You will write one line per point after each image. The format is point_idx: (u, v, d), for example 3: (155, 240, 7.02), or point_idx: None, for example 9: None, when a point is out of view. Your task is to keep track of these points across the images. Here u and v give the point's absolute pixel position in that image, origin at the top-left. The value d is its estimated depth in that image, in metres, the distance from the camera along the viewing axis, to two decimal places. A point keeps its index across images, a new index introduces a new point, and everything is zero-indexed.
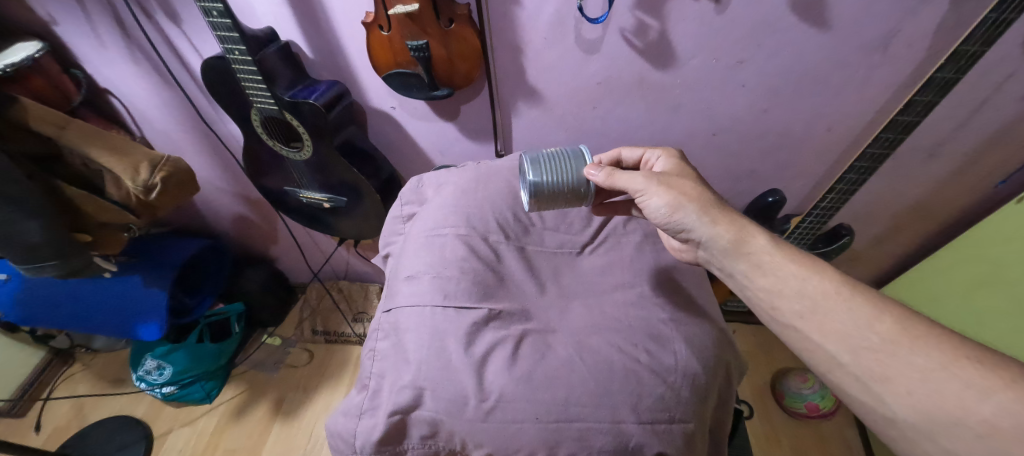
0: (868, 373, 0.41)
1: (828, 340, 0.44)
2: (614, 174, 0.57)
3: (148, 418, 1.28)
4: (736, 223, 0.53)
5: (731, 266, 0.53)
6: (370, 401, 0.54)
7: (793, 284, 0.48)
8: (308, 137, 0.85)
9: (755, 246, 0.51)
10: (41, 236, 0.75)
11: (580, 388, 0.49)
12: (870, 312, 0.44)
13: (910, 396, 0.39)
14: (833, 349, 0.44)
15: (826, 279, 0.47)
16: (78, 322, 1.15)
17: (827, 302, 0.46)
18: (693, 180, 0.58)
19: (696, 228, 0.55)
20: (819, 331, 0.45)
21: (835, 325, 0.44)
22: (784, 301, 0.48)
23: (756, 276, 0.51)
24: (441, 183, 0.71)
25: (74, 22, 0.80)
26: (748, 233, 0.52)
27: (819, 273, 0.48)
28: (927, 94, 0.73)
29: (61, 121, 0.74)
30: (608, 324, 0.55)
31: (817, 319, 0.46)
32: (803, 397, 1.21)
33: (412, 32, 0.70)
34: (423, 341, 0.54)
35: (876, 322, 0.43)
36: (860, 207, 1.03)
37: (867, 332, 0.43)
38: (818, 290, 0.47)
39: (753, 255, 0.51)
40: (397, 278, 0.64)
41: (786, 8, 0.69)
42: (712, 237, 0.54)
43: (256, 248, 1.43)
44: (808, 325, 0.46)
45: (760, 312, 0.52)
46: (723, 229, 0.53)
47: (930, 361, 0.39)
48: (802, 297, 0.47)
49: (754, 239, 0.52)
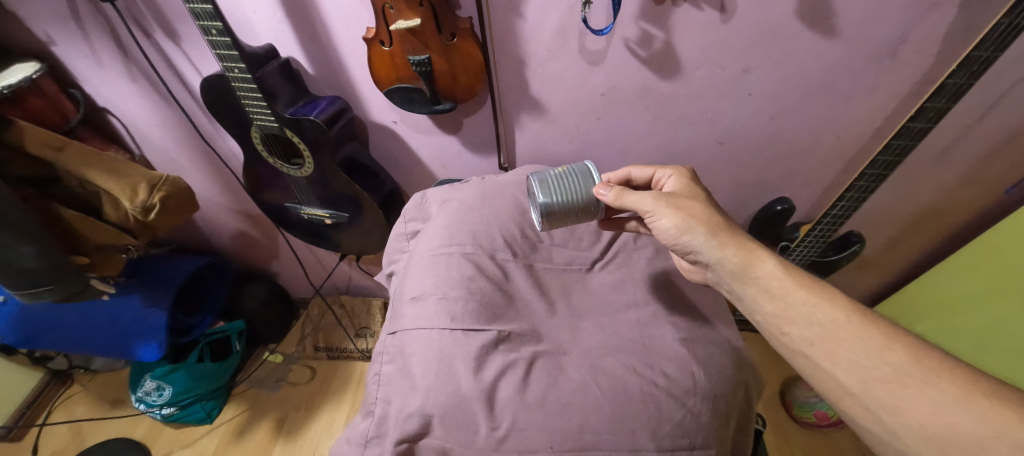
0: (880, 404, 0.40)
1: (839, 369, 0.43)
2: (622, 195, 0.55)
3: (148, 440, 1.26)
4: (744, 245, 0.51)
5: (739, 290, 0.51)
6: (375, 429, 0.52)
7: (801, 310, 0.46)
8: (309, 153, 0.84)
9: (763, 270, 0.49)
10: (38, 261, 0.73)
11: (596, 415, 0.46)
12: (881, 340, 0.42)
13: (923, 430, 0.38)
14: (844, 379, 0.42)
15: (835, 305, 0.45)
16: (77, 343, 1.13)
17: (836, 329, 0.44)
18: (702, 201, 0.55)
19: (703, 251, 0.53)
20: (829, 359, 0.44)
21: (846, 354, 0.43)
22: (794, 327, 0.46)
23: (765, 301, 0.49)
24: (446, 199, 0.70)
25: (72, 41, 0.79)
26: (757, 256, 0.50)
27: (829, 298, 0.46)
28: (939, 101, 0.71)
29: (58, 143, 0.72)
30: (622, 344, 0.53)
31: (827, 347, 0.44)
32: (811, 406, 1.18)
33: (414, 47, 0.69)
34: (431, 366, 0.52)
35: (888, 352, 0.41)
36: (869, 214, 1.01)
37: (877, 362, 0.41)
38: (827, 317, 0.45)
39: (761, 279, 0.49)
40: (402, 299, 0.62)
41: (792, 16, 0.68)
42: (720, 260, 0.52)
43: (257, 264, 1.41)
44: (816, 352, 0.44)
45: (770, 337, 0.50)
46: (730, 252, 0.51)
47: (943, 395, 0.38)
48: (812, 324, 0.45)
49: (762, 263, 0.50)
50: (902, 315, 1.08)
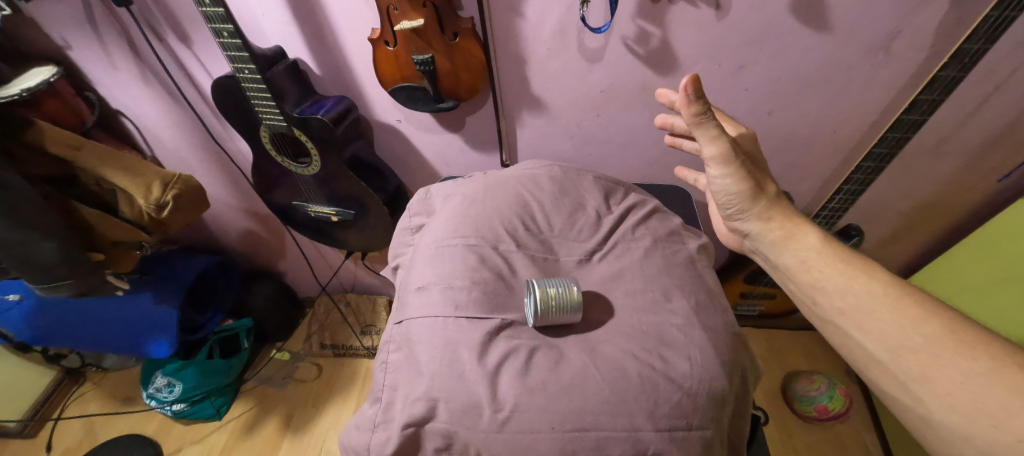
0: (906, 372, 0.43)
1: (869, 337, 0.46)
2: (702, 127, 0.49)
3: (159, 436, 1.29)
4: (789, 219, 0.55)
5: (776, 259, 0.55)
6: (383, 414, 0.55)
7: (838, 281, 0.49)
8: (316, 152, 0.86)
9: (805, 243, 0.53)
10: (57, 256, 0.75)
11: (595, 397, 0.48)
12: (916, 313, 0.45)
13: (948, 396, 0.40)
14: (873, 347, 0.46)
15: (872, 278, 0.48)
16: (90, 340, 1.16)
17: (870, 300, 0.47)
18: (759, 165, 0.57)
19: (750, 220, 0.57)
20: (859, 327, 0.47)
21: (878, 324, 0.46)
22: (826, 297, 0.50)
23: (800, 272, 0.53)
24: (449, 194, 0.73)
25: (88, 46, 0.82)
26: (799, 230, 0.54)
27: (866, 272, 0.49)
28: (931, 93, 0.74)
29: (75, 142, 0.75)
30: (621, 330, 0.55)
31: (858, 317, 0.47)
32: (811, 400, 1.22)
33: (417, 47, 0.71)
34: (436, 352, 0.54)
35: (922, 324, 0.44)
36: (868, 207, 1.03)
37: (910, 332, 0.44)
38: (862, 289, 0.48)
39: (800, 251, 0.53)
40: (407, 290, 0.64)
41: (787, 11, 0.70)
42: (762, 231, 0.56)
43: (264, 263, 1.44)
44: (847, 321, 0.48)
45: (804, 306, 0.54)
46: (775, 224, 0.55)
47: (975, 366, 0.40)
48: (846, 294, 0.48)
49: (805, 236, 0.53)
50: None
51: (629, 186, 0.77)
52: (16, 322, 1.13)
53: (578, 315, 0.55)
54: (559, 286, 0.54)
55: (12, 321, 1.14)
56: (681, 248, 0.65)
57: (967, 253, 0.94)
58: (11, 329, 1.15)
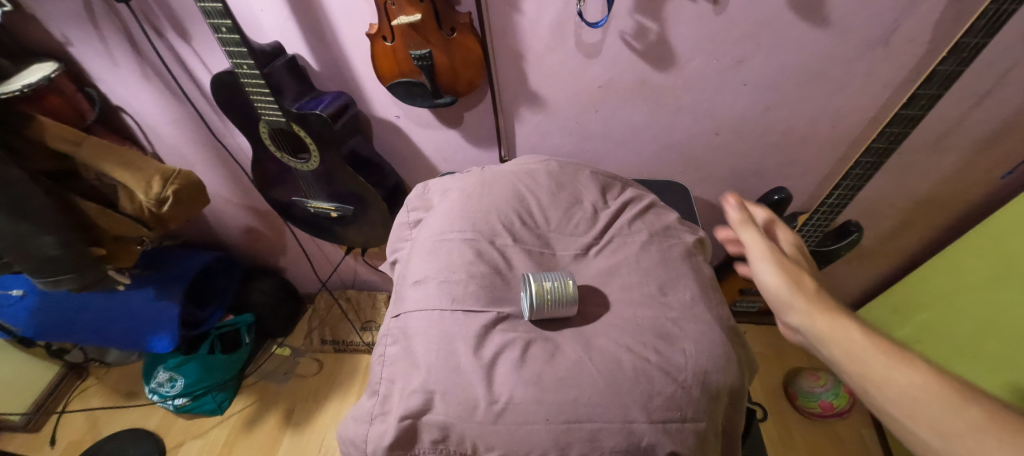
0: None
1: (918, 426, 0.40)
2: (744, 227, 0.57)
3: (161, 430, 1.30)
4: (833, 312, 0.48)
5: (826, 354, 0.48)
6: (381, 406, 0.55)
7: (880, 370, 0.43)
8: (315, 148, 0.87)
9: (846, 333, 0.47)
10: (58, 250, 0.76)
11: (590, 389, 0.48)
12: (959, 398, 0.39)
13: None
14: (926, 437, 0.39)
15: (914, 367, 0.42)
16: (92, 335, 1.17)
17: (914, 388, 0.41)
18: (799, 260, 0.56)
19: (792, 314, 0.51)
20: (908, 417, 0.41)
21: (925, 413, 0.40)
22: (874, 389, 0.43)
23: (847, 365, 0.46)
24: (446, 189, 0.73)
25: (89, 42, 0.83)
26: (842, 321, 0.47)
27: (911, 362, 0.43)
28: (930, 88, 0.72)
29: (76, 137, 0.76)
30: (616, 323, 0.55)
31: (905, 406, 0.41)
32: (816, 396, 1.21)
33: (415, 42, 0.72)
34: (432, 345, 0.54)
35: (966, 410, 0.38)
36: (867, 203, 1.02)
37: (955, 419, 0.38)
38: (908, 379, 0.42)
39: (843, 343, 0.46)
40: (405, 284, 0.64)
41: (784, 6, 0.69)
42: (807, 325, 0.49)
43: (265, 259, 1.44)
44: (897, 411, 0.41)
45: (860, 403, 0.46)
46: (815, 315, 0.49)
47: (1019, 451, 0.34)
48: (889, 385, 0.42)
49: (849, 328, 0.47)
50: (903, 304, 1.12)
51: (627, 181, 0.77)
52: (19, 317, 1.14)
53: (573, 309, 0.55)
54: (554, 280, 0.54)
55: (15, 316, 1.15)
56: (677, 242, 0.65)
57: (965, 251, 0.95)
58: (15, 324, 1.16)
